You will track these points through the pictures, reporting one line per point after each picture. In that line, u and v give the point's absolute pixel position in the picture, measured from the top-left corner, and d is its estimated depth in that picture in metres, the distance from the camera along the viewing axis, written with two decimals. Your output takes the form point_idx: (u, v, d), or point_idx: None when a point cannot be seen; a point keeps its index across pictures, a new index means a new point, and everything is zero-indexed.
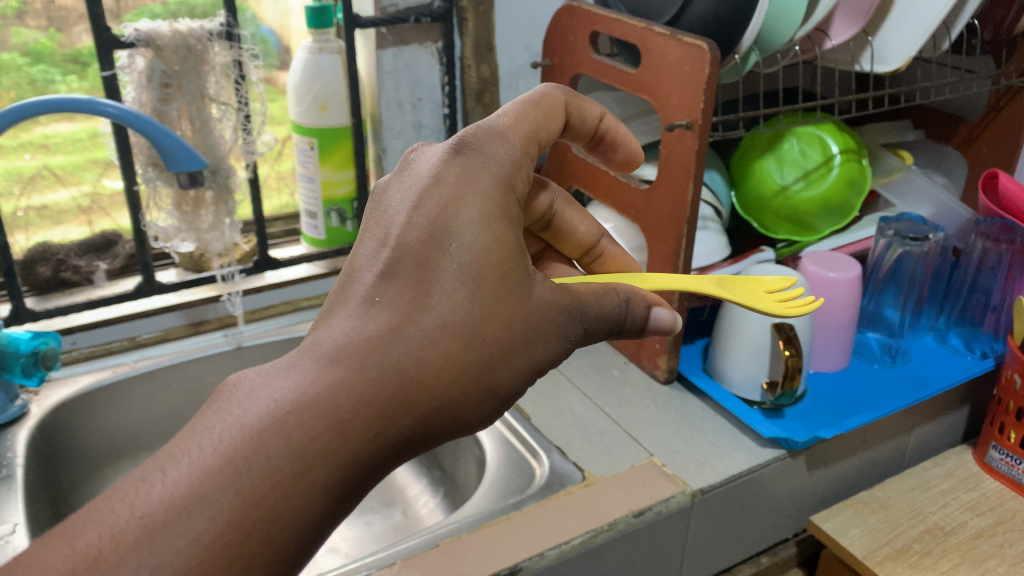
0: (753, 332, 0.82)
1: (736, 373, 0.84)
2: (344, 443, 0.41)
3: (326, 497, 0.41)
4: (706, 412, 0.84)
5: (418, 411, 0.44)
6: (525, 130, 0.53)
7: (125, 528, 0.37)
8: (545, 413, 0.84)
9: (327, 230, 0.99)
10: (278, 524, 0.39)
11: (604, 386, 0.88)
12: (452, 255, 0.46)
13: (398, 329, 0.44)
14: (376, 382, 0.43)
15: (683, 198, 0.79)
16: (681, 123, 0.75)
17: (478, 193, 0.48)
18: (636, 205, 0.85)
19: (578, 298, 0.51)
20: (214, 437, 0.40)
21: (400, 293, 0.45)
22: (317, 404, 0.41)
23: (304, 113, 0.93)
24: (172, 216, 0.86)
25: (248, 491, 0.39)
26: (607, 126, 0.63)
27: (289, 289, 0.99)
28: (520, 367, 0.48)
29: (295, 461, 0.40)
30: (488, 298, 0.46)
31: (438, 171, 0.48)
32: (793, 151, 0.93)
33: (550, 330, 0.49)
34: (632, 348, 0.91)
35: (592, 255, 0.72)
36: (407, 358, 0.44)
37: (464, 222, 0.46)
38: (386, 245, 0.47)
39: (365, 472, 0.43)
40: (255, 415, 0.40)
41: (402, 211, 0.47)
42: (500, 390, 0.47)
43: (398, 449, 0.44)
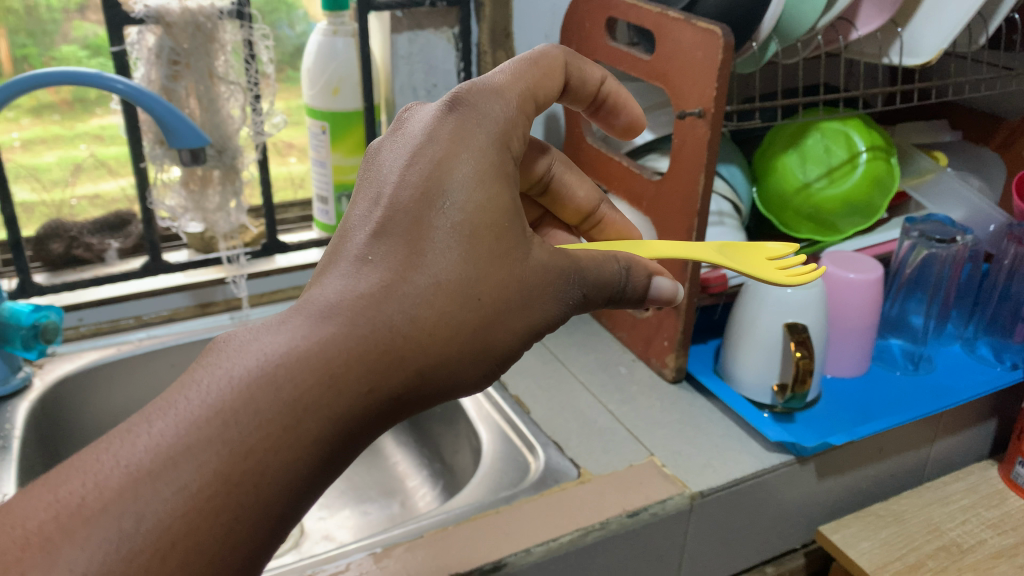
0: (764, 330, 0.79)
1: (746, 374, 0.81)
2: (335, 394, 0.43)
3: (316, 449, 0.43)
4: (713, 413, 0.81)
5: (411, 368, 0.45)
6: (522, 88, 0.55)
7: (109, 477, 0.39)
8: (546, 407, 0.81)
9: (337, 216, 0.98)
10: (266, 477, 0.41)
11: (610, 381, 0.85)
12: (446, 213, 0.47)
13: (392, 286, 0.46)
14: (366, 338, 0.44)
15: (694, 189, 0.76)
16: (693, 112, 0.73)
17: (469, 151, 0.49)
18: (648, 197, 0.82)
19: (579, 263, 0.52)
20: (202, 391, 0.42)
21: (395, 252, 0.46)
22: (308, 357, 0.43)
23: (317, 96, 0.92)
24: (179, 194, 0.85)
25: (234, 441, 0.41)
26: (608, 90, 0.63)
27: (298, 274, 0.98)
28: (516, 329, 0.49)
29: (285, 414, 0.42)
30: (482, 258, 0.47)
31: (428, 130, 0.50)
32: (817, 145, 0.90)
33: (548, 293, 0.50)
34: (641, 344, 0.88)
35: (590, 223, 0.71)
36: (399, 315, 0.45)
37: (458, 183, 0.48)
38: (378, 204, 0.48)
39: (358, 426, 0.45)
40: (245, 367, 0.43)
41: (395, 169, 0.49)
42: (496, 348, 0.49)
43: (392, 406, 0.46)
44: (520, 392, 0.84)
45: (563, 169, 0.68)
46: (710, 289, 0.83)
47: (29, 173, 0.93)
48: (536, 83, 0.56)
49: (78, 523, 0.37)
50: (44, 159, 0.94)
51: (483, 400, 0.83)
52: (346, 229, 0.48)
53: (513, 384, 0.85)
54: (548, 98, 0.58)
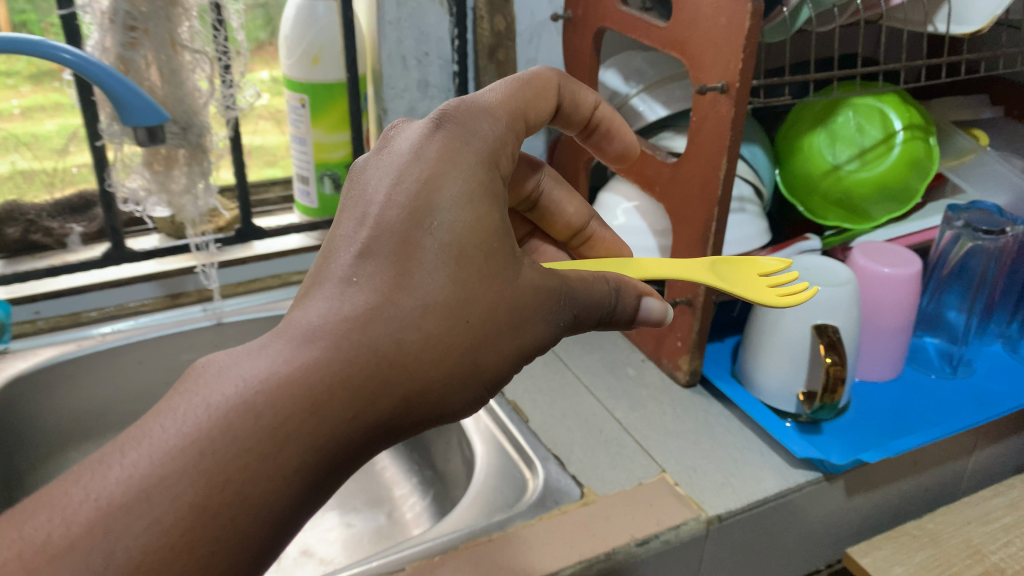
0: (790, 333, 0.71)
1: (768, 380, 0.73)
2: (317, 421, 0.38)
3: (297, 480, 0.38)
4: (732, 423, 0.73)
5: (398, 394, 0.41)
6: (513, 106, 0.58)
7: (78, 511, 0.34)
8: (547, 415, 0.73)
9: (320, 197, 0.90)
10: (245, 510, 0.36)
11: (617, 384, 0.78)
12: (435, 232, 0.43)
13: (378, 307, 0.41)
14: (351, 361, 0.40)
15: (715, 174, 0.67)
16: (716, 86, 0.64)
17: (458, 169, 0.45)
18: (662, 181, 0.74)
19: (569, 283, 0.49)
20: (178, 418, 0.37)
21: (380, 272, 0.42)
22: (288, 384, 0.38)
23: (295, 66, 0.83)
24: (142, 176, 0.77)
25: (212, 471, 0.36)
26: (602, 115, 0.70)
27: (278, 262, 0.90)
28: (506, 352, 0.45)
29: (262, 443, 0.37)
30: (473, 278, 0.43)
31: (416, 147, 0.45)
32: (848, 123, 0.81)
33: (538, 315, 0.46)
34: (652, 343, 0.80)
35: (579, 238, 0.72)
36: (385, 338, 0.41)
37: (448, 201, 0.43)
38: (364, 223, 0.43)
39: (341, 454, 0.40)
40: (223, 394, 0.37)
41: (381, 189, 0.44)
42: (487, 372, 0.44)
43: (377, 433, 0.41)
44: (518, 398, 0.76)
45: (553, 182, 0.70)
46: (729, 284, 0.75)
47: (28, 141, 0.85)
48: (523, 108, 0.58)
49: (41, 560, 0.33)
50: (45, 127, 0.86)
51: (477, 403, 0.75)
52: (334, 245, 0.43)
53: (511, 387, 0.77)
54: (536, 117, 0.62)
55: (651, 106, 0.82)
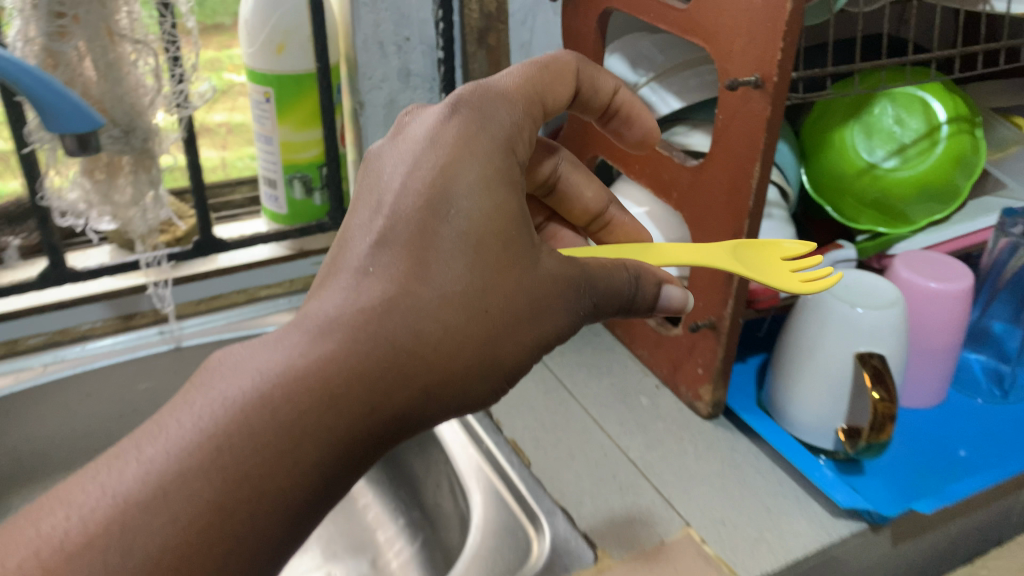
0: (829, 361, 0.62)
1: (803, 413, 0.65)
2: (337, 415, 0.38)
3: (319, 472, 0.38)
4: (761, 463, 0.65)
5: (416, 386, 0.41)
6: (529, 93, 0.52)
7: (96, 508, 0.35)
8: (552, 456, 0.64)
9: (290, 203, 0.80)
10: (264, 504, 0.36)
11: (629, 417, 0.69)
12: (452, 222, 0.43)
13: (395, 300, 0.41)
14: (367, 355, 0.39)
15: (746, 182, 0.58)
16: (749, 80, 0.54)
17: (474, 157, 0.45)
18: (680, 186, 0.65)
19: (587, 270, 0.48)
20: (194, 414, 0.37)
21: (398, 261, 0.42)
22: (303, 378, 0.38)
23: (256, 55, 0.72)
24: (80, 185, 0.66)
25: (231, 465, 0.36)
26: (622, 100, 0.60)
27: (245, 275, 0.80)
28: (523, 341, 0.45)
29: (279, 437, 0.37)
30: (489, 268, 0.43)
31: (432, 135, 0.46)
32: (886, 115, 0.72)
33: (553, 305, 0.46)
34: (667, 367, 0.71)
35: (598, 224, 0.68)
36: (401, 331, 0.40)
37: (464, 190, 0.44)
38: (381, 211, 0.44)
39: (361, 448, 0.40)
40: (240, 389, 0.38)
41: (397, 175, 0.45)
42: (504, 363, 0.44)
43: (394, 426, 0.41)
44: (518, 436, 0.66)
45: (571, 169, 0.66)
46: (758, 300, 0.65)
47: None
48: (546, 87, 0.54)
49: (61, 558, 0.33)
50: None
51: (469, 443, 0.66)
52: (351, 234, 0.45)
53: (508, 423, 0.68)
54: (556, 102, 0.55)
55: (662, 98, 0.73)
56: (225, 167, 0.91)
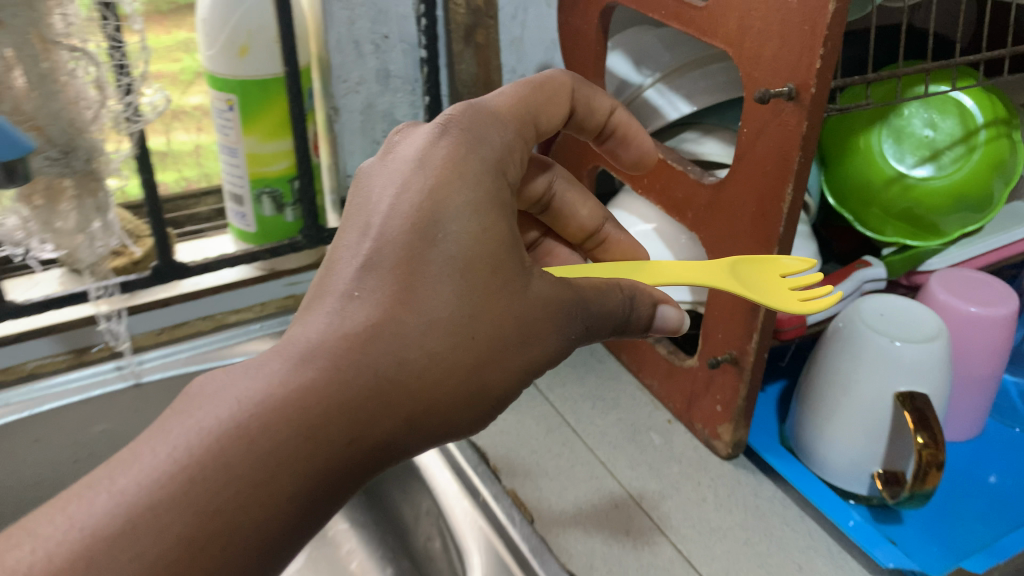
0: (864, 398, 0.56)
1: (834, 455, 0.58)
2: (315, 448, 0.33)
3: (292, 508, 0.32)
4: (789, 511, 0.58)
5: (400, 416, 0.35)
6: (522, 113, 0.46)
7: (62, 543, 0.29)
8: (557, 509, 0.58)
9: (258, 220, 0.72)
10: (235, 545, 0.31)
11: (641, 459, 0.62)
12: (442, 245, 0.37)
13: (382, 322, 0.35)
14: (349, 385, 0.34)
15: (776, 205, 0.50)
16: (782, 91, 0.47)
17: (465, 177, 0.39)
18: (696, 205, 0.57)
19: (580, 295, 0.42)
20: (168, 443, 0.32)
21: (387, 285, 0.36)
22: (281, 407, 0.33)
23: (217, 58, 0.64)
24: (16, 211, 0.58)
25: (202, 500, 0.31)
26: (617, 121, 0.54)
27: (211, 301, 0.73)
28: (521, 368, 0.39)
29: (254, 470, 0.32)
30: (484, 292, 0.37)
31: (421, 154, 0.40)
32: (918, 117, 0.65)
33: (553, 330, 0.40)
34: (681, 401, 0.65)
35: (594, 242, 0.60)
36: (387, 355, 0.35)
37: (455, 209, 0.38)
38: (367, 234, 0.38)
39: (336, 483, 0.34)
40: (215, 420, 0.32)
41: (384, 198, 0.39)
42: (494, 393, 0.38)
43: (381, 458, 0.35)
44: (518, 486, 0.60)
45: (567, 187, 0.58)
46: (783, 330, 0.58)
47: None
48: (539, 108, 0.48)
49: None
50: None
51: (466, 497, 0.58)
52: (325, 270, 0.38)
53: (508, 472, 0.61)
54: (549, 123, 0.49)
55: (670, 101, 0.66)
56: (200, 153, 0.79)
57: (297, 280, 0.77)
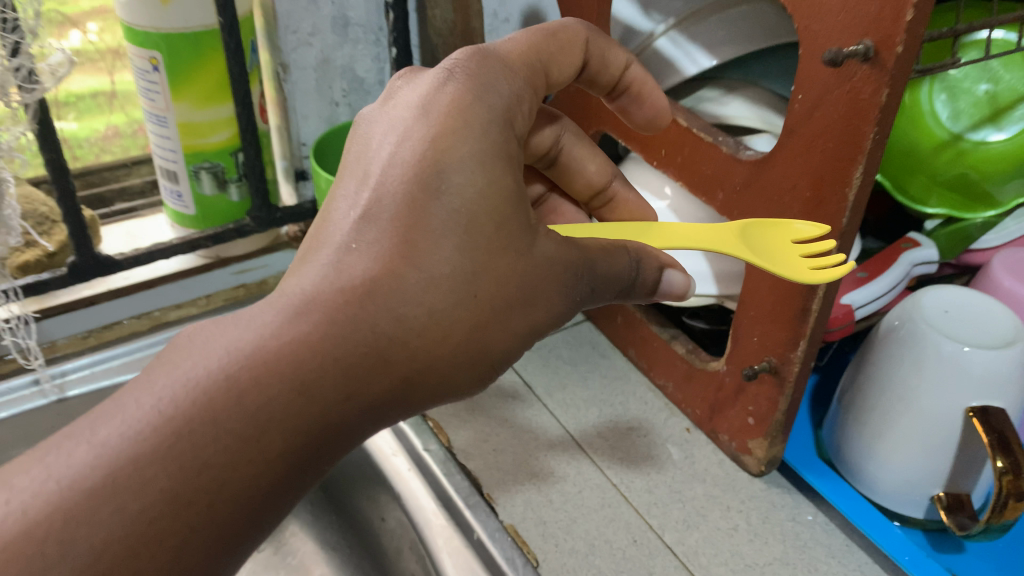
0: (928, 410, 0.47)
1: (887, 474, 0.50)
2: (307, 407, 0.30)
3: (284, 466, 0.30)
4: (833, 540, 0.50)
5: (396, 375, 0.32)
6: (534, 60, 0.39)
7: (39, 495, 0.28)
8: (564, 546, 0.49)
9: (197, 201, 0.61)
10: (223, 495, 0.29)
11: (657, 480, 0.54)
12: (444, 198, 0.32)
13: (380, 277, 0.31)
14: (343, 343, 0.31)
15: (838, 189, 0.40)
16: (856, 51, 0.36)
17: (471, 127, 0.34)
18: (731, 186, 0.47)
19: (588, 255, 0.36)
20: (154, 393, 0.30)
21: (386, 236, 0.32)
22: (273, 362, 0.30)
23: (134, 7, 0.52)
24: None
25: (187, 455, 0.29)
26: (633, 77, 0.45)
27: (144, 296, 0.62)
28: (524, 326, 0.35)
29: (243, 424, 0.29)
30: (489, 250, 0.33)
31: (425, 98, 0.35)
32: (976, 69, 0.54)
33: (557, 290, 0.35)
34: (702, 409, 0.56)
35: (600, 202, 0.51)
36: (383, 311, 0.31)
37: (457, 159, 0.33)
38: (364, 185, 0.33)
39: (334, 439, 0.32)
40: (204, 369, 0.30)
41: (385, 146, 0.34)
42: (496, 354, 0.35)
43: (375, 415, 0.33)
44: (518, 521, 0.51)
45: (574, 140, 0.48)
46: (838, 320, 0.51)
47: None
48: (551, 56, 0.40)
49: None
50: None
51: (457, 536, 0.49)
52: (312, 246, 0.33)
53: (506, 503, 0.52)
54: (561, 73, 0.41)
55: (686, 53, 0.55)
56: None
57: (248, 267, 0.66)
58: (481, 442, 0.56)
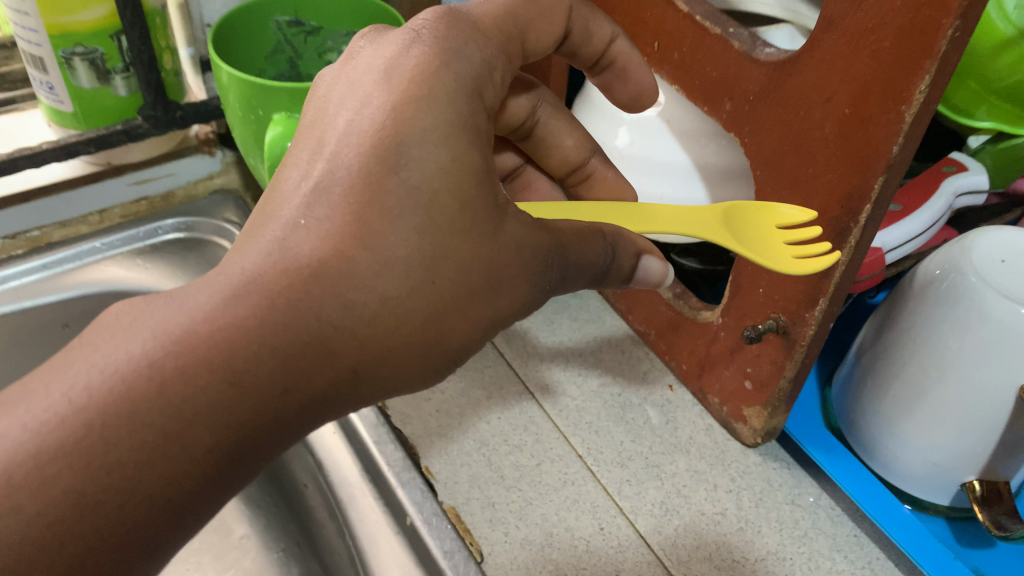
0: (968, 386, 0.38)
1: (913, 451, 0.41)
2: (239, 402, 0.24)
3: (209, 471, 0.24)
4: (837, 525, 0.42)
5: (343, 364, 0.26)
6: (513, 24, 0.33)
7: None
8: (519, 531, 0.41)
9: (75, 96, 0.49)
10: (133, 505, 0.23)
11: (632, 450, 0.45)
12: (404, 173, 0.26)
13: (329, 259, 0.25)
14: (284, 332, 0.25)
15: (889, 105, 0.29)
16: None
17: (438, 82, 0.28)
18: (743, 94, 0.36)
19: (560, 240, 0.30)
20: (64, 382, 0.24)
21: (337, 214, 0.26)
22: (202, 349, 0.24)
23: None
24: None
25: (89, 451, 0.23)
26: (618, 53, 0.38)
27: (20, 212, 0.51)
28: (487, 314, 0.28)
29: (159, 420, 0.23)
30: (451, 227, 0.27)
31: (391, 58, 0.29)
32: None
33: (527, 271, 0.29)
34: (688, 362, 0.47)
35: (577, 179, 0.44)
36: (329, 296, 0.25)
37: (421, 129, 0.27)
38: (319, 154, 0.27)
39: (266, 443, 0.26)
40: (117, 356, 0.24)
41: (344, 114, 0.28)
42: (453, 348, 0.28)
43: (317, 412, 0.26)
44: (460, 502, 0.42)
45: (552, 112, 0.41)
46: (861, 271, 0.43)
47: None
48: (528, 20, 0.34)
49: None
50: None
51: (388, 521, 0.40)
52: (244, 240, 0.26)
53: (446, 481, 0.43)
54: (539, 41, 0.35)
55: None
56: None
57: (147, 177, 0.55)
58: (420, 403, 0.47)
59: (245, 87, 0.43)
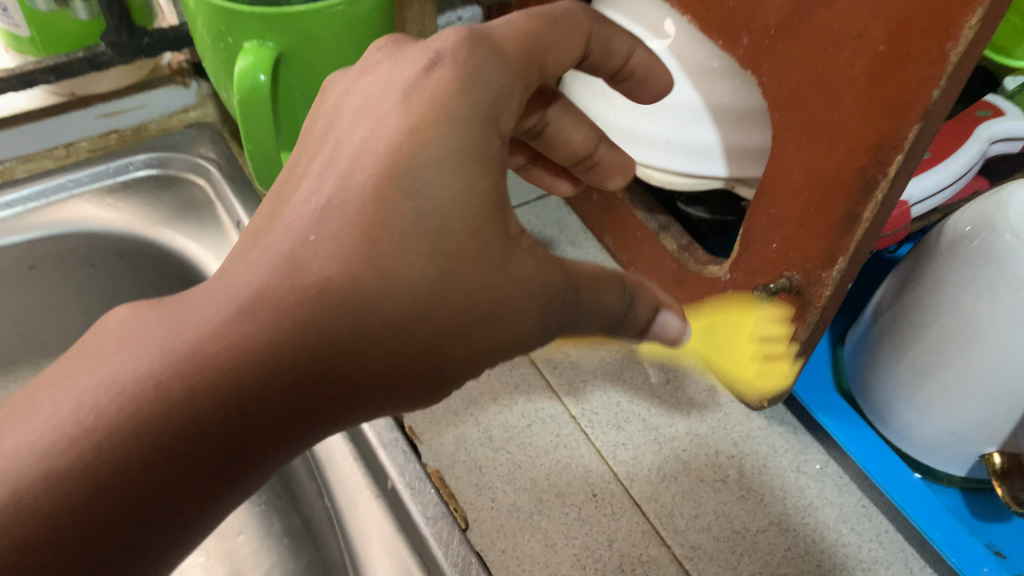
0: (999, 353, 0.34)
1: (933, 418, 0.39)
2: (238, 412, 0.22)
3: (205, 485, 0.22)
4: (844, 493, 0.40)
5: (347, 379, 0.23)
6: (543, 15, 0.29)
7: None
8: (505, 492, 0.39)
9: (32, 20, 0.45)
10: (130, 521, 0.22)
11: (629, 412, 0.42)
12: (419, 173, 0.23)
13: (337, 273, 0.22)
14: (288, 343, 0.22)
15: (931, 41, 0.26)
16: None
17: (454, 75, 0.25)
18: (764, 32, 0.32)
19: (572, 280, 0.27)
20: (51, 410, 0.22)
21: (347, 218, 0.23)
22: (201, 355, 0.22)
23: None
24: None
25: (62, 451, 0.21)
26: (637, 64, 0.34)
27: None
28: (499, 344, 0.25)
29: (156, 433, 0.22)
30: (456, 268, 0.23)
31: (411, 73, 0.26)
32: None
33: (534, 309, 0.26)
34: None
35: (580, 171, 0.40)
36: (330, 312, 0.22)
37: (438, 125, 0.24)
38: (332, 168, 0.24)
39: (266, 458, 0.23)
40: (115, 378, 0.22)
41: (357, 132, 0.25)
42: (459, 365, 0.25)
43: (324, 429, 0.23)
44: (445, 465, 0.40)
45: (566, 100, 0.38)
46: (887, 227, 0.39)
47: None
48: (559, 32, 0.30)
49: None
50: None
51: (367, 483, 0.38)
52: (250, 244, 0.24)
53: (432, 441, 0.40)
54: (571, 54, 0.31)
55: None
56: None
57: (116, 109, 0.51)
58: None
59: (211, 13, 0.39)
